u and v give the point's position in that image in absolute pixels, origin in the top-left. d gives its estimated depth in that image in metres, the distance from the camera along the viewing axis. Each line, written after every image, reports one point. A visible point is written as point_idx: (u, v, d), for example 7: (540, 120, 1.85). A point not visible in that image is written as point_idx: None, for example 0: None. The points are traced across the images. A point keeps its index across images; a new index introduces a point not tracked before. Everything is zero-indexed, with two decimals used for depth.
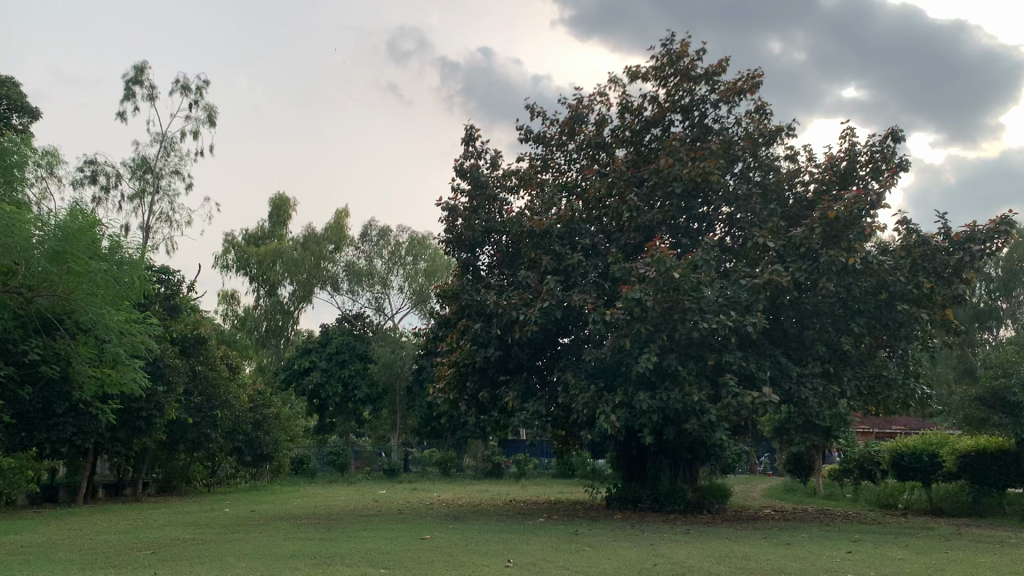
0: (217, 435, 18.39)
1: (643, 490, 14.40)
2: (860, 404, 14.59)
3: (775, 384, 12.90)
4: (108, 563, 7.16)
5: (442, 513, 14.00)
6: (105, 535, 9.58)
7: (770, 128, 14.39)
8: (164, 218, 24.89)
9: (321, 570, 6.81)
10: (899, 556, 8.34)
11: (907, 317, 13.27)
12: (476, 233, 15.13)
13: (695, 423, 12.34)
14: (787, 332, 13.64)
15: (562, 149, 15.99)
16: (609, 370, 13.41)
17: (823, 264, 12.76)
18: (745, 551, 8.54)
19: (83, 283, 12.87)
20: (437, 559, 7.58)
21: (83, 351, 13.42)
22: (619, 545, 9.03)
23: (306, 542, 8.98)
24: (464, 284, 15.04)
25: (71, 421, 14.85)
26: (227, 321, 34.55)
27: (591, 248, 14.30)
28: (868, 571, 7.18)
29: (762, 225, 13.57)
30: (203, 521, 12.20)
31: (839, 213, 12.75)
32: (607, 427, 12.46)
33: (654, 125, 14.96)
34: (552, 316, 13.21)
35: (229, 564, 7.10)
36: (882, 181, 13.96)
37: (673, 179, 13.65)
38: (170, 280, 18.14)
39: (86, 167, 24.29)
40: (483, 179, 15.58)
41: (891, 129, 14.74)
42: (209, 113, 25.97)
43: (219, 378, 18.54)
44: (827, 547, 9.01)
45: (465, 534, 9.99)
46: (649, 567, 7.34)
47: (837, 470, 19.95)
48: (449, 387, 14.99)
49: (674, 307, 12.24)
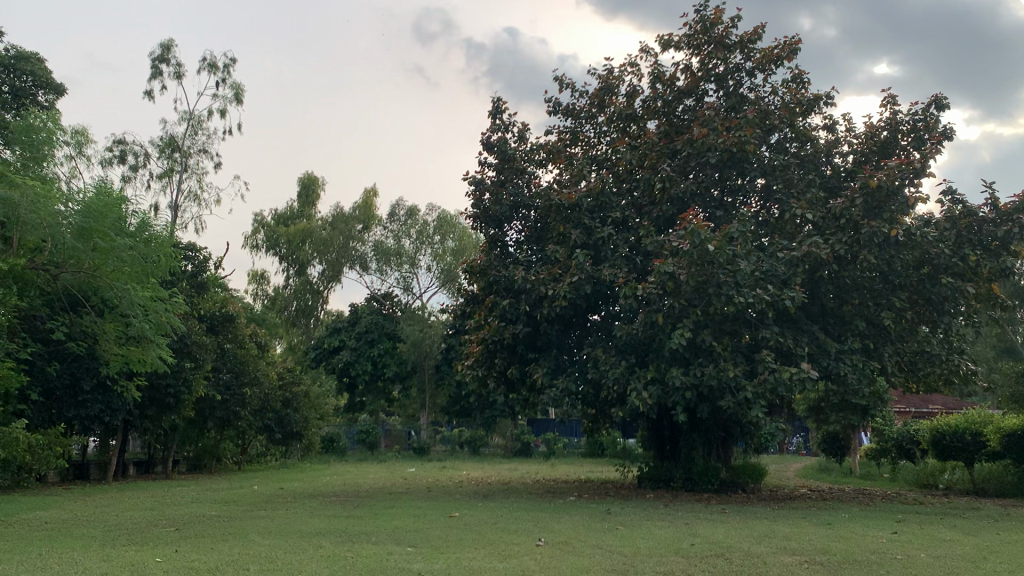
0: (246, 413, 18.35)
1: (676, 469, 14.12)
2: (901, 380, 14.13)
3: (814, 360, 12.51)
4: (129, 540, 6.97)
5: (471, 491, 13.82)
6: (131, 513, 9.46)
7: (808, 97, 13.92)
8: (191, 196, 24.84)
9: (346, 547, 6.61)
10: (949, 538, 7.97)
11: (952, 291, 12.80)
12: (504, 208, 14.84)
13: (730, 400, 11.99)
14: (825, 307, 13.21)
15: (591, 122, 15.62)
16: (641, 347, 13.10)
17: (864, 236, 12.33)
18: (786, 531, 8.19)
19: (109, 260, 12.85)
20: (465, 537, 7.36)
21: (110, 328, 13.41)
22: (654, 525, 8.76)
23: (332, 520, 8.81)
24: (491, 259, 14.79)
25: (99, 398, 14.46)
26: (256, 300, 34.59)
27: (622, 223, 13.95)
28: (917, 553, 6.86)
29: (799, 197, 13.13)
30: (231, 498, 12.10)
31: (881, 182, 12.30)
32: (639, 405, 12.16)
33: (688, 95, 14.53)
34: (583, 291, 12.91)
35: (253, 542, 6.91)
36: (925, 150, 13.45)
37: (707, 149, 13.21)
38: (196, 258, 18.17)
39: (115, 147, 24.30)
40: (511, 152, 15.27)
41: (934, 96, 14.19)
42: (236, 90, 25.83)
43: (247, 355, 18.50)
44: (871, 528, 8.67)
45: (495, 512, 9.73)
46: (684, 546, 7.06)
47: (874, 450, 19.51)
48: (477, 364, 14.78)
49: (709, 281, 11.88)
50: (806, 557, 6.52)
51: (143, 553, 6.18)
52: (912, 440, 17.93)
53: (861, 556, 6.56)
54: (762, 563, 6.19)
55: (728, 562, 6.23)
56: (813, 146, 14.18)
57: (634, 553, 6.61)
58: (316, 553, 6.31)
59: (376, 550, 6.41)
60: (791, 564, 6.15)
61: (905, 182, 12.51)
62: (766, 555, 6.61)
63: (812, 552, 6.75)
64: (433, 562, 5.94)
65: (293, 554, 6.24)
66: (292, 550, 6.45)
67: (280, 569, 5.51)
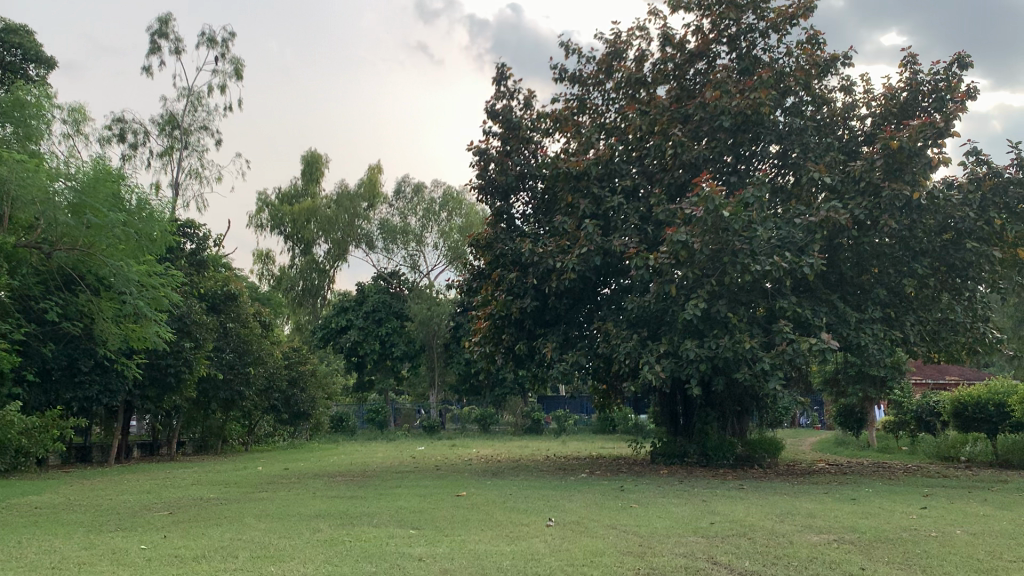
0: (251, 393, 18.01)
1: (690, 444, 13.74)
2: (922, 350, 13.68)
3: (833, 331, 12.05)
4: (117, 526, 6.61)
5: (481, 470, 13.48)
6: (125, 496, 9.12)
7: (824, 58, 13.37)
8: (192, 173, 24.40)
9: (345, 530, 6.23)
10: (983, 513, 7.52)
11: (977, 256, 12.28)
12: (510, 178, 14.37)
13: (747, 372, 11.54)
14: (844, 276, 12.72)
15: (599, 89, 15.11)
16: (653, 319, 12.66)
17: (886, 199, 11.84)
18: (811, 508, 7.79)
19: (102, 236, 12.43)
20: (471, 519, 6.96)
21: (106, 306, 13.08)
22: (669, 503, 8.36)
23: (335, 501, 8.47)
24: (497, 232, 14.36)
25: (97, 379, 14.17)
26: (262, 280, 34.22)
27: (632, 192, 13.48)
28: (953, 529, 6.43)
29: (817, 161, 12.63)
30: (234, 480, 11.79)
31: (902, 143, 11.80)
32: (651, 379, 11.72)
33: (699, 58, 13.97)
34: (592, 263, 12.48)
35: (248, 526, 6.56)
36: (947, 110, 12.89)
37: (720, 113, 12.66)
38: (195, 235, 17.78)
39: (114, 125, 23.88)
40: (516, 120, 14.76)
41: (957, 53, 13.62)
42: (236, 65, 25.30)
43: (251, 334, 18.09)
44: (899, 503, 8.24)
45: (504, 491, 9.35)
46: (705, 526, 6.64)
47: (891, 423, 19.11)
48: (485, 340, 14.37)
49: (723, 250, 11.41)
50: (835, 536, 6.09)
51: (129, 539, 5.82)
52: (932, 412, 17.52)
53: (893, 535, 6.12)
54: (790, 543, 5.75)
55: (752, 542, 5.80)
56: (829, 109, 13.67)
57: (650, 534, 6.21)
58: (312, 537, 5.93)
59: (377, 533, 6.02)
60: (820, 544, 5.70)
61: (928, 142, 12.02)
62: (792, 534, 6.17)
63: (840, 531, 6.31)
64: (436, 546, 5.53)
65: (289, 538, 5.86)
66: (288, 534, 6.04)
67: (271, 557, 5.10)
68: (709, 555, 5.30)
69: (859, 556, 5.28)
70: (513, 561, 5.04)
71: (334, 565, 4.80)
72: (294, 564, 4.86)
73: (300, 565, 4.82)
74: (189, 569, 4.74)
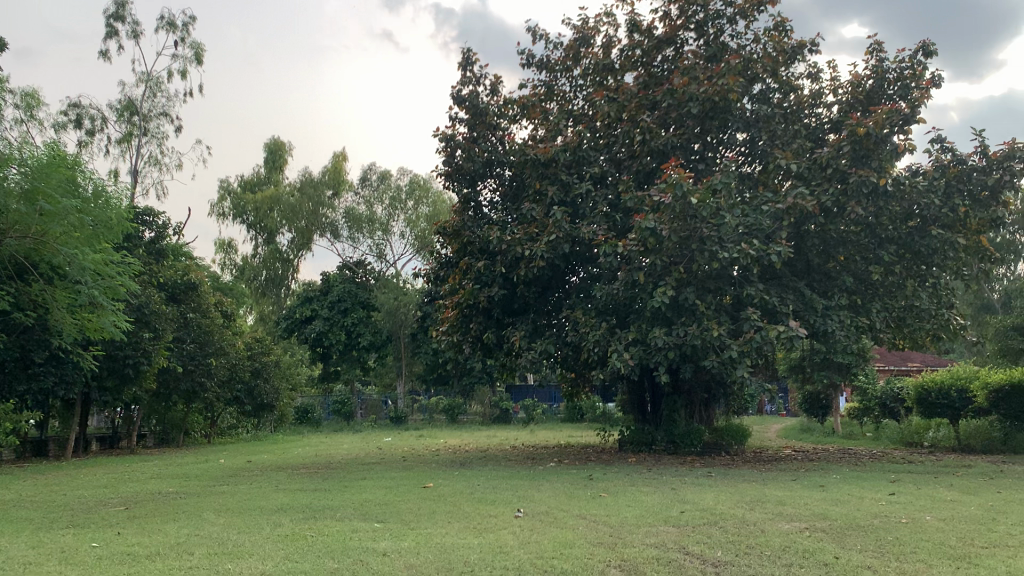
0: (213, 384, 17.66)
1: (657, 433, 13.71)
2: (887, 337, 13.77)
3: (800, 318, 12.04)
4: (68, 524, 6.34)
5: (448, 460, 13.33)
6: (80, 491, 8.83)
7: (791, 45, 13.32)
8: (151, 160, 23.83)
9: (307, 525, 6.03)
10: (951, 498, 7.53)
11: (942, 243, 12.35)
12: (477, 165, 14.17)
13: (715, 360, 11.48)
14: (811, 263, 12.72)
15: (567, 76, 14.95)
16: (621, 307, 12.57)
17: (852, 185, 11.84)
18: (781, 496, 7.76)
19: (55, 224, 12.03)
20: (438, 511, 6.81)
21: (61, 296, 12.65)
22: (638, 492, 8.27)
23: (298, 495, 8.26)
24: (465, 220, 14.18)
25: (51, 370, 13.75)
26: (225, 270, 33.65)
27: (600, 179, 13.36)
28: (922, 516, 6.40)
29: (784, 148, 12.61)
30: (194, 473, 11.50)
31: (869, 130, 11.79)
32: (620, 367, 11.62)
33: (667, 45, 13.83)
34: (561, 250, 12.35)
35: (206, 521, 6.34)
36: (912, 97, 12.92)
37: (688, 99, 12.54)
38: (154, 223, 17.35)
39: (70, 110, 23.24)
40: (482, 106, 14.54)
41: (922, 41, 13.67)
42: (197, 50, 24.75)
43: (212, 325, 17.72)
44: (868, 490, 8.22)
45: (471, 482, 9.22)
46: (675, 515, 6.54)
47: (856, 409, 19.28)
48: (452, 329, 14.19)
49: (692, 237, 11.32)
50: (806, 524, 6.02)
51: (80, 537, 5.58)
52: (896, 398, 17.68)
53: (864, 522, 6.06)
54: (762, 532, 5.66)
55: (724, 532, 5.70)
56: (796, 96, 13.67)
57: (620, 524, 6.10)
58: (273, 532, 5.74)
59: (341, 528, 5.83)
60: (791, 532, 5.62)
61: (893, 129, 12.12)
62: (763, 522, 6.09)
63: (811, 519, 6.26)
64: (402, 540, 5.36)
65: (249, 534, 5.66)
66: (246, 530, 5.83)
67: (228, 553, 4.89)
68: (680, 546, 5.19)
69: (832, 544, 5.20)
70: (481, 554, 4.89)
71: (295, 561, 4.61)
72: (253, 561, 4.66)
73: (259, 562, 4.62)
74: (141, 568, 4.52)
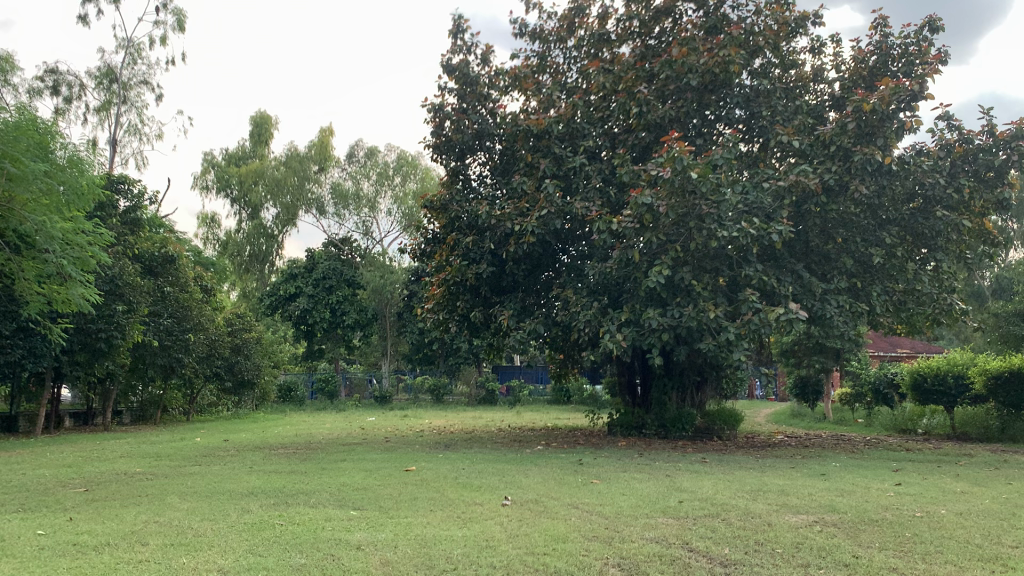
0: (190, 360, 17.11)
1: (648, 416, 13.32)
2: (886, 321, 13.38)
3: (798, 301, 11.64)
4: (18, 507, 5.85)
5: (432, 442, 12.87)
6: (41, 471, 8.32)
7: (794, 17, 12.82)
8: (131, 129, 23.12)
9: (278, 512, 5.57)
10: (961, 489, 7.15)
11: (946, 225, 11.94)
12: (467, 137, 13.62)
13: (711, 342, 11.05)
14: (810, 245, 12.27)
15: (561, 47, 14.42)
16: (613, 287, 12.15)
17: (857, 163, 11.39)
18: (782, 485, 7.34)
19: (22, 190, 11.45)
20: (419, 498, 6.36)
21: (28, 266, 12.10)
22: (632, 479, 7.85)
23: (274, 477, 7.78)
24: (453, 193, 13.68)
25: (19, 343, 13.16)
26: (207, 245, 32.98)
27: (594, 154, 12.87)
28: (938, 509, 5.98)
29: (785, 124, 12.16)
30: (166, 453, 10.97)
31: (875, 107, 11.33)
32: (612, 348, 11.19)
33: (665, 16, 13.26)
34: (553, 226, 11.86)
35: (170, 506, 5.87)
36: (918, 74, 12.44)
37: (687, 71, 12.02)
38: (129, 192, 16.78)
39: (47, 76, 22.49)
40: (472, 75, 13.95)
41: (928, 16, 13.20)
42: (179, 16, 24.00)
43: (190, 299, 17.15)
44: (873, 479, 7.81)
45: (455, 466, 8.78)
46: (674, 505, 6.11)
47: (848, 395, 18.95)
48: (438, 307, 13.75)
49: (689, 214, 10.85)
50: (815, 517, 5.61)
51: (27, 524, 5.08)
52: (890, 384, 17.34)
53: (877, 515, 5.66)
54: (769, 526, 5.25)
55: (729, 525, 5.27)
56: (795, 72, 13.25)
57: (616, 515, 5.67)
58: (239, 520, 5.26)
59: (314, 516, 5.38)
60: (801, 527, 5.21)
61: (900, 105, 11.56)
62: (769, 515, 5.69)
63: (819, 511, 5.86)
64: (379, 531, 4.91)
65: (213, 522, 5.18)
66: (210, 517, 5.37)
67: (185, 544, 4.42)
68: (684, 541, 4.76)
69: (848, 541, 4.77)
70: (466, 549, 4.43)
71: (259, 555, 4.14)
72: (212, 554, 4.19)
73: (218, 555, 4.16)
74: (85, 561, 4.04)
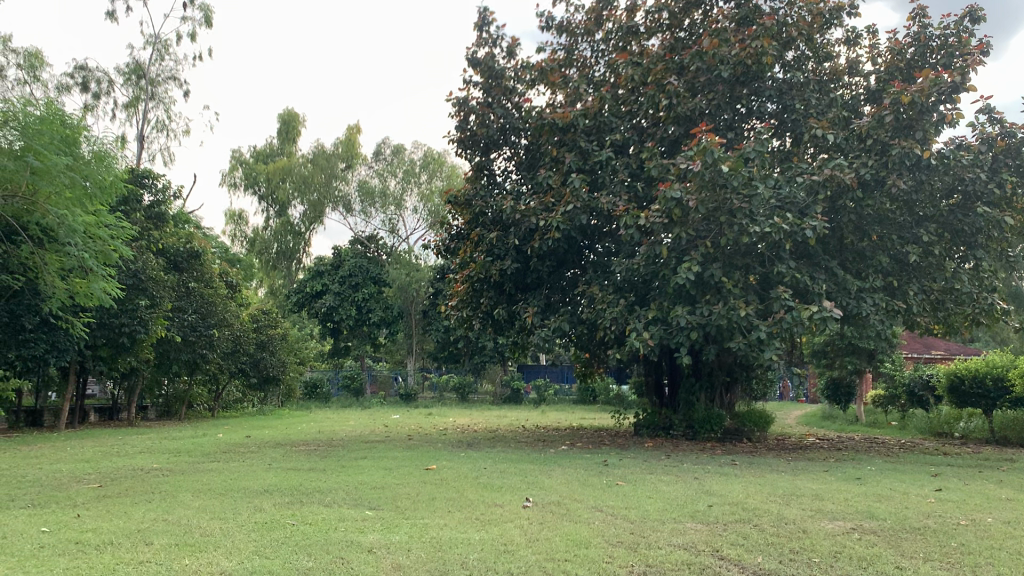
0: (215, 356, 17.07)
1: (675, 417, 13.04)
2: (923, 320, 12.96)
3: (831, 299, 11.29)
4: (29, 503, 5.74)
5: (455, 441, 12.66)
6: (59, 465, 8.23)
7: (829, 8, 12.45)
8: (158, 125, 23.18)
9: (291, 511, 5.39)
10: (1005, 496, 6.81)
11: (987, 221, 11.51)
12: (491, 131, 13.39)
13: (742, 341, 10.73)
14: (844, 241, 11.89)
15: (588, 40, 14.14)
16: (640, 284, 11.88)
17: (894, 157, 11.01)
18: (817, 489, 7.03)
19: (45, 183, 11.43)
20: (437, 498, 6.16)
21: (51, 259, 12.08)
22: (659, 481, 7.58)
23: (291, 474, 7.63)
24: (477, 189, 13.51)
25: (43, 337, 13.14)
26: (235, 242, 33.10)
27: (622, 147, 12.59)
28: (985, 517, 5.65)
29: (819, 117, 11.81)
30: (187, 449, 10.86)
31: (913, 99, 10.94)
32: (638, 347, 10.90)
33: (696, 7, 12.93)
34: (579, 222, 11.60)
35: (182, 504, 5.71)
36: (959, 65, 12.01)
37: (718, 63, 11.69)
38: (154, 186, 16.78)
39: (76, 73, 22.61)
40: (498, 68, 13.72)
41: (969, 7, 12.77)
42: (206, 12, 24.02)
43: (215, 295, 17.10)
44: (912, 485, 7.47)
45: (477, 465, 8.57)
46: (703, 510, 5.85)
47: (881, 397, 18.49)
48: (462, 304, 13.57)
49: (719, 209, 10.54)
50: (853, 524, 5.32)
51: (34, 520, 4.94)
52: (925, 386, 16.86)
53: (918, 523, 5.36)
54: (804, 533, 4.97)
55: (762, 532, 5.00)
56: (830, 65, 12.87)
57: (642, 519, 5.42)
58: (250, 519, 5.08)
59: (328, 516, 5.18)
60: (838, 535, 4.93)
61: (941, 97, 11.15)
62: (804, 520, 5.42)
63: (857, 517, 5.57)
64: (393, 533, 4.69)
65: (222, 521, 5.01)
66: (221, 515, 5.20)
67: (191, 545, 4.23)
68: (713, 548, 4.50)
69: (890, 551, 4.49)
70: (483, 554, 4.21)
71: (265, 557, 3.95)
72: (217, 555, 4.01)
73: (223, 556, 3.97)
74: (84, 561, 3.86)
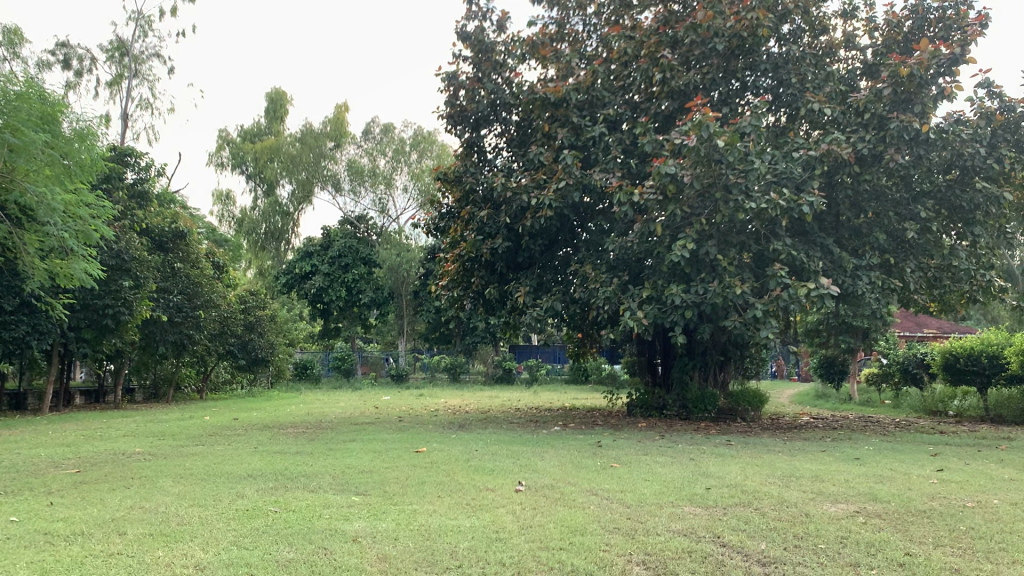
0: (201, 337, 16.82)
1: (669, 397, 12.88)
2: (919, 298, 12.81)
3: (828, 277, 11.10)
4: (1, 490, 5.49)
5: (446, 422, 12.43)
6: (37, 451, 7.98)
7: None
8: (142, 103, 22.75)
9: (274, 497, 5.18)
10: (1009, 476, 6.65)
11: (986, 197, 11.34)
12: (482, 107, 13.13)
13: (737, 320, 10.54)
14: (841, 218, 11.68)
15: (580, 14, 13.82)
16: (634, 262, 11.66)
17: (893, 131, 10.78)
18: (817, 471, 6.85)
19: (23, 160, 11.14)
20: (426, 482, 5.96)
21: (30, 239, 11.79)
22: (655, 462, 7.39)
23: (277, 458, 7.40)
24: (467, 166, 13.25)
25: (23, 320, 12.86)
26: (223, 222, 32.72)
27: (615, 123, 12.31)
28: (991, 499, 5.48)
29: (815, 92, 11.56)
30: (171, 432, 10.62)
31: (912, 71, 10.71)
32: (632, 326, 10.69)
33: None
34: (571, 199, 11.36)
35: (161, 490, 5.49)
36: (957, 38, 11.77)
37: (712, 35, 11.37)
38: (137, 165, 16.46)
39: (57, 50, 22.14)
40: (488, 42, 13.42)
41: None
42: None
43: (201, 275, 16.82)
44: (913, 465, 7.30)
45: (468, 447, 8.37)
46: (701, 493, 5.66)
47: (875, 375, 18.40)
48: (453, 283, 13.36)
49: (715, 185, 10.31)
50: (856, 507, 5.15)
51: (2, 510, 4.70)
52: (919, 364, 16.63)
53: (924, 505, 5.19)
54: (807, 517, 4.80)
55: (763, 516, 4.82)
56: (826, 38, 12.61)
57: (639, 503, 5.22)
58: (231, 506, 4.86)
59: (313, 502, 4.98)
60: (843, 519, 4.76)
61: (940, 70, 10.93)
62: (805, 503, 5.24)
63: (861, 500, 5.40)
64: (379, 520, 4.49)
65: (201, 508, 4.79)
66: (200, 502, 4.98)
67: (165, 535, 4.01)
68: (714, 535, 4.30)
69: (897, 535, 4.32)
70: (473, 542, 4.01)
71: (243, 548, 3.73)
72: (192, 546, 3.80)
73: (198, 548, 3.76)
74: (50, 554, 3.63)
